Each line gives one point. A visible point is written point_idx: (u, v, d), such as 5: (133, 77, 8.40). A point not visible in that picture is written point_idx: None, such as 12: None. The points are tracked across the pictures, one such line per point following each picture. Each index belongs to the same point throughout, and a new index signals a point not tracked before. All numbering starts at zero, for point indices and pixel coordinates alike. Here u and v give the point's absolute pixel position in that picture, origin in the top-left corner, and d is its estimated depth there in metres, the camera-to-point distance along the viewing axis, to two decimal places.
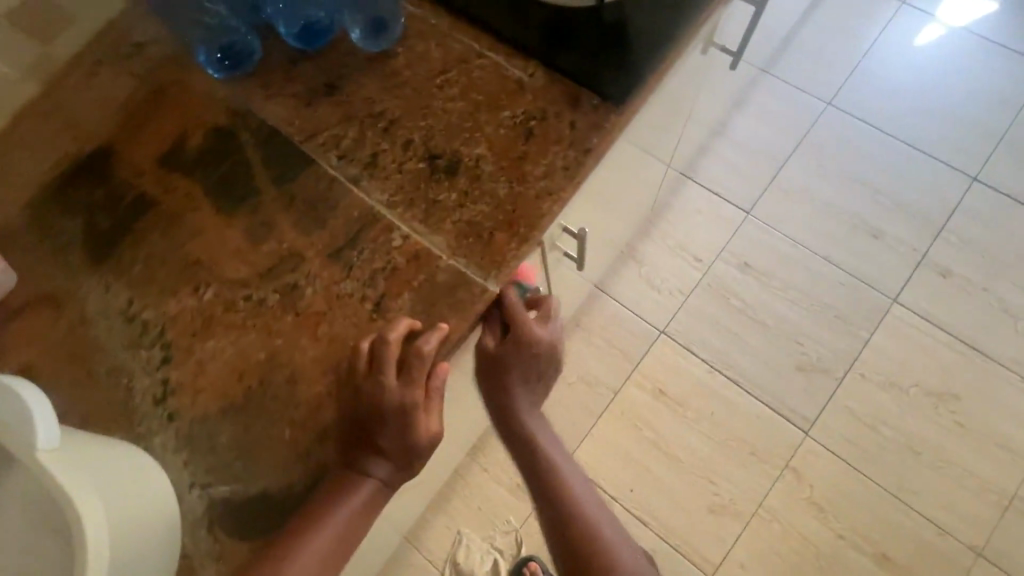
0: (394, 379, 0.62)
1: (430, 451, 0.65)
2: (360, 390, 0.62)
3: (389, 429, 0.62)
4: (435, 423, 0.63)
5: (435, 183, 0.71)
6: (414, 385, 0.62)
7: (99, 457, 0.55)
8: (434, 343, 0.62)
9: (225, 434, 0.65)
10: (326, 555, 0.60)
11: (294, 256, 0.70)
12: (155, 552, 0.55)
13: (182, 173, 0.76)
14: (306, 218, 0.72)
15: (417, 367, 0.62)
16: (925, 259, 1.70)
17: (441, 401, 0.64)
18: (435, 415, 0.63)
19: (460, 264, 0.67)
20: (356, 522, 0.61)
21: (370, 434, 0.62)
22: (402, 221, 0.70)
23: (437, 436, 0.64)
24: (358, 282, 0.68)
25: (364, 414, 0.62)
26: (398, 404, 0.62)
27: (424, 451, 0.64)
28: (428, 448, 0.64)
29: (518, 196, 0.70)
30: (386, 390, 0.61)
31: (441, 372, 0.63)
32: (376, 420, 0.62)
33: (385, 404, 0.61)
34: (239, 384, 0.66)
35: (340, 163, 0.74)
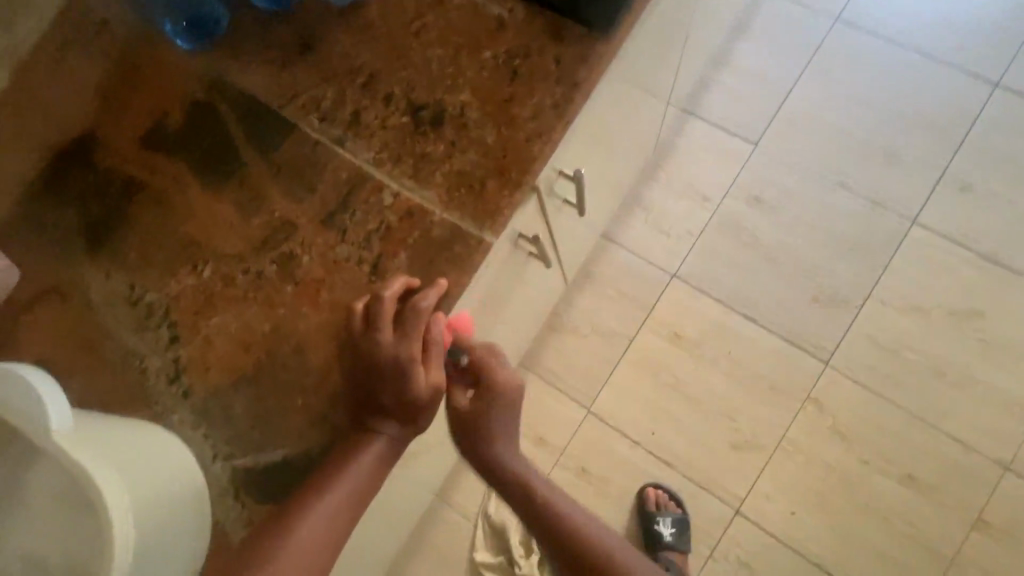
0: (392, 336, 0.62)
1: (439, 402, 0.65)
2: (358, 349, 0.63)
3: (393, 383, 0.63)
4: (438, 375, 0.64)
5: (420, 137, 0.68)
6: (411, 340, 0.62)
7: (128, 439, 0.57)
8: (432, 299, 0.62)
9: (240, 406, 0.66)
10: (336, 510, 0.61)
11: (287, 225, 0.69)
12: (187, 522, 0.58)
13: (165, 152, 0.74)
14: (294, 185, 0.70)
15: (415, 323, 0.62)
16: (945, 175, 1.63)
17: (440, 355, 0.64)
18: (435, 368, 0.64)
19: (454, 217, 0.66)
20: (376, 467, 0.64)
21: (374, 392, 0.63)
22: (390, 179, 0.68)
23: (443, 387, 0.64)
24: (354, 245, 0.67)
25: (367, 371, 0.63)
26: (399, 359, 0.62)
27: (426, 405, 0.65)
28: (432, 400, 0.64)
29: (507, 141, 0.67)
30: (386, 346, 0.62)
31: (439, 323, 0.63)
32: (380, 377, 0.63)
33: (385, 359, 0.62)
34: (248, 357, 0.67)
35: (323, 125, 0.71)
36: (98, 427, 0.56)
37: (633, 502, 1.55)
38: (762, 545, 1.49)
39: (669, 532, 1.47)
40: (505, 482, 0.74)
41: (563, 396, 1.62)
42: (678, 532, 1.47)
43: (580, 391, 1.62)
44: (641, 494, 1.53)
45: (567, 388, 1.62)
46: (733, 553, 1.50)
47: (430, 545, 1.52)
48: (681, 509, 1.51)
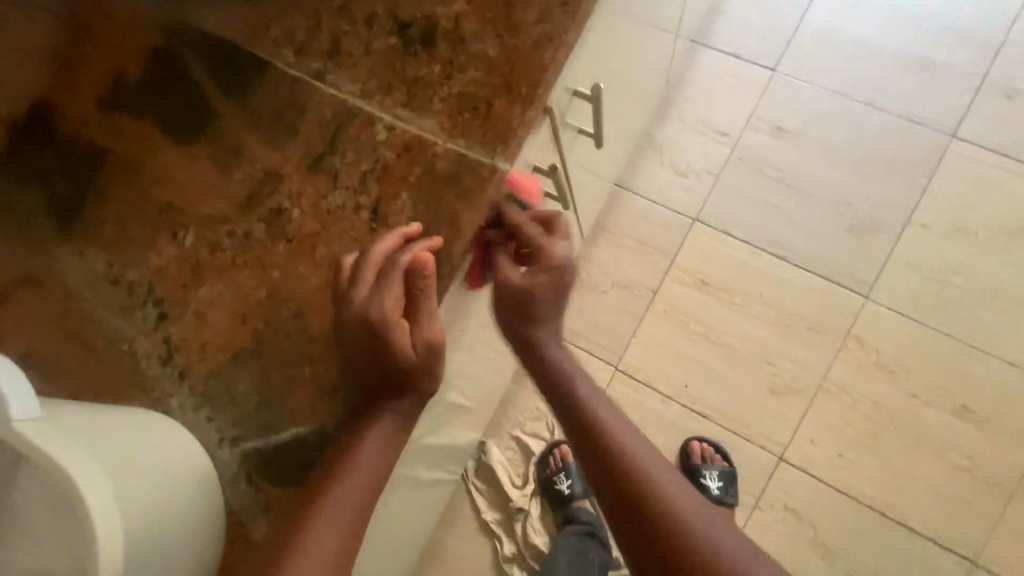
0: (368, 297, 0.56)
1: (437, 362, 0.60)
2: (342, 307, 0.57)
3: (379, 347, 0.58)
4: (429, 335, 0.59)
5: (411, 58, 0.59)
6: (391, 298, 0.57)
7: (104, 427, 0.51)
8: (420, 257, 0.54)
9: (243, 382, 0.59)
10: (354, 503, 0.57)
11: (271, 177, 0.61)
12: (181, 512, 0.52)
13: (128, 112, 0.65)
14: (276, 132, 0.61)
15: (393, 278, 0.56)
16: (985, 82, 1.49)
17: (432, 316, 0.58)
18: (427, 328, 0.58)
19: (459, 146, 0.57)
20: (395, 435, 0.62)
21: (367, 354, 0.58)
22: (382, 111, 0.59)
23: (437, 346, 0.59)
24: (348, 191, 0.59)
25: (348, 337, 0.57)
26: (379, 321, 0.57)
27: (421, 366, 0.60)
28: (426, 361, 0.60)
29: (512, 52, 0.57)
30: (363, 309, 0.56)
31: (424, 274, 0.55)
32: (364, 344, 0.57)
33: (365, 322, 0.56)
34: (245, 329, 0.60)
35: (300, 58, 0.62)
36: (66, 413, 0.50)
37: (677, 456, 1.49)
38: (809, 490, 1.43)
39: (715, 486, 1.41)
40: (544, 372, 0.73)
41: (589, 356, 1.55)
42: (725, 485, 1.41)
43: (606, 349, 1.54)
44: (685, 447, 1.47)
45: (592, 347, 1.55)
46: (779, 501, 1.44)
47: (465, 517, 1.49)
48: (727, 462, 1.45)
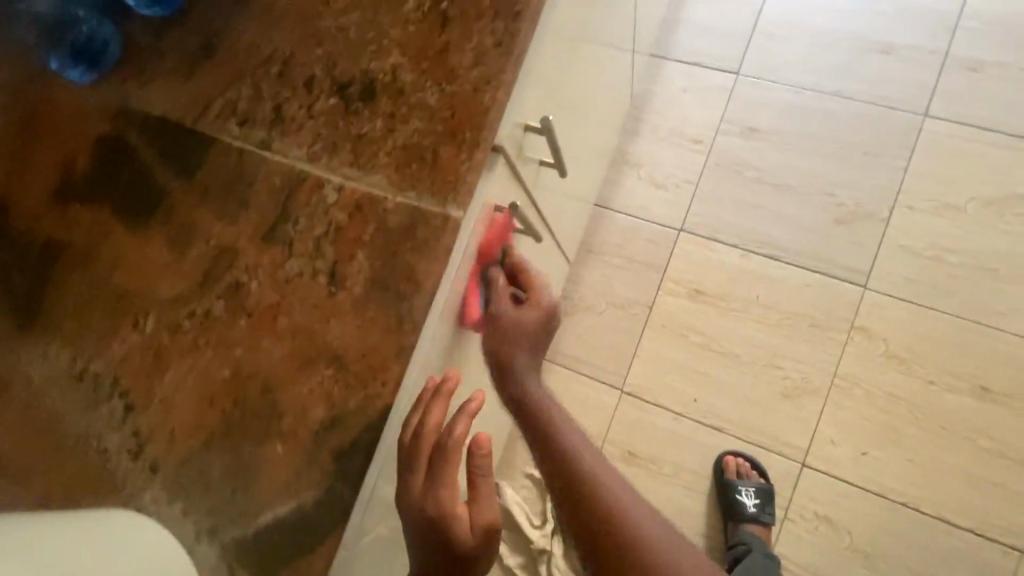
0: (427, 483, 0.56)
1: (495, 544, 0.58)
2: (406, 497, 0.57)
3: (437, 533, 0.56)
4: (489, 516, 0.57)
5: (353, 116, 0.58)
6: (448, 483, 0.56)
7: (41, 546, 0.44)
8: (461, 430, 0.56)
9: (215, 468, 0.56)
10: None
11: (226, 252, 0.60)
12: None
13: (81, 203, 0.65)
14: (227, 206, 0.60)
15: (451, 462, 0.55)
16: (947, 58, 1.49)
17: (489, 489, 0.58)
18: (487, 507, 0.57)
19: (410, 198, 0.55)
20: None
21: (432, 539, 0.57)
22: (330, 172, 0.58)
23: (495, 531, 0.57)
24: (304, 257, 0.57)
25: (410, 525, 0.57)
26: (438, 513, 0.56)
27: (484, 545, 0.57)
28: (486, 548, 0.57)
29: (452, 98, 0.56)
30: (422, 499, 0.56)
31: (483, 451, 0.57)
32: (425, 531, 0.57)
33: (425, 514, 0.56)
34: (213, 412, 0.57)
35: (246, 129, 0.62)
36: (29, 529, 0.46)
37: (710, 473, 1.43)
38: (837, 494, 1.37)
39: (752, 503, 1.34)
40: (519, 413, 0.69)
41: (592, 381, 1.51)
42: (763, 502, 1.35)
43: (608, 372, 1.51)
44: (720, 461, 1.41)
45: (595, 371, 1.52)
46: (809, 509, 1.38)
47: None
48: (764, 479, 1.38)
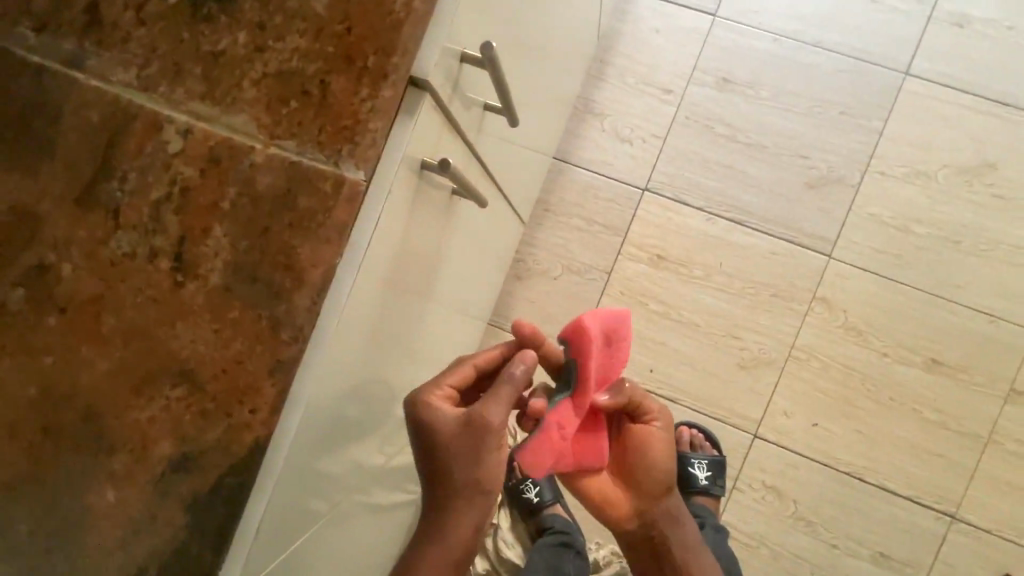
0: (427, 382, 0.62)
1: (485, 443, 0.60)
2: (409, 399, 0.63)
3: (425, 426, 0.60)
4: (481, 417, 0.59)
5: (205, 26, 0.40)
6: (445, 381, 0.62)
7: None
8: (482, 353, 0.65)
9: (21, 521, 0.40)
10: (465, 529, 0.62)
11: (24, 221, 0.41)
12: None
13: None
14: (24, 155, 0.42)
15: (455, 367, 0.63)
16: (935, 11, 1.38)
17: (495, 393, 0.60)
18: (484, 409, 0.59)
19: (287, 152, 0.39)
20: (482, 519, 0.63)
21: (425, 439, 0.60)
22: (173, 109, 0.40)
23: (485, 426, 0.59)
24: (138, 231, 0.40)
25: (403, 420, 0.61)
26: (424, 404, 0.60)
27: (475, 443, 0.59)
28: (472, 445, 0.59)
29: (348, 5, 0.39)
30: (419, 391, 0.61)
31: (520, 362, 0.60)
32: (413, 424, 0.60)
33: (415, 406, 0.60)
34: (13, 447, 0.41)
35: (45, 38, 0.42)
36: None
37: None
38: (785, 465, 1.36)
39: (703, 476, 1.29)
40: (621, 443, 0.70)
41: None
42: (714, 475, 1.30)
43: None
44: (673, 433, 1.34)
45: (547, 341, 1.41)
46: (757, 480, 1.36)
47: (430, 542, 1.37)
48: (716, 450, 1.33)
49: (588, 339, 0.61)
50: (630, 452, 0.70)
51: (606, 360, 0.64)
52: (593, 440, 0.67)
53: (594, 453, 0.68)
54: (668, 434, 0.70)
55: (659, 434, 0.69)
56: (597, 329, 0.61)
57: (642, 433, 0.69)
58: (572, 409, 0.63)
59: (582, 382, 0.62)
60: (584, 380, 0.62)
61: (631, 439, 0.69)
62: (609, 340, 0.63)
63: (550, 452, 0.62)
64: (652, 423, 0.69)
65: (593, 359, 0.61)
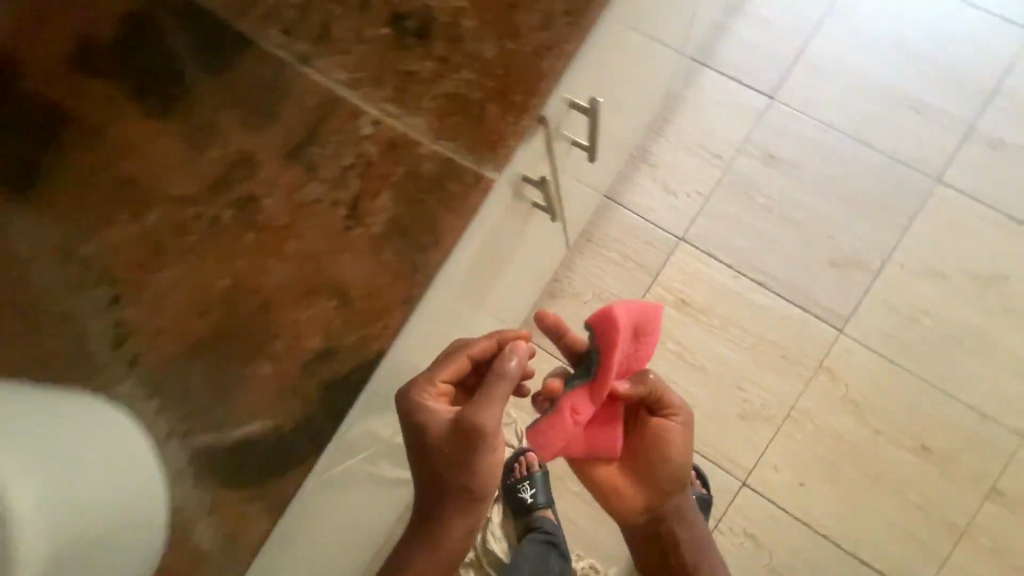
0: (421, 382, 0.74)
1: (478, 439, 0.72)
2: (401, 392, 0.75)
3: (422, 418, 0.73)
4: (473, 414, 0.71)
5: (405, 51, 0.56)
6: (438, 379, 0.75)
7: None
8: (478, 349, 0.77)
9: (197, 375, 0.55)
10: (464, 501, 0.77)
11: (247, 163, 0.58)
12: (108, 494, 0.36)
13: (91, 72, 0.60)
14: (256, 117, 0.58)
15: (448, 366, 0.76)
16: (973, 130, 1.52)
17: (485, 393, 0.72)
18: (476, 408, 0.71)
19: (446, 149, 0.54)
20: (475, 498, 0.77)
21: (423, 428, 0.73)
22: (370, 105, 0.56)
23: (478, 425, 0.71)
24: (327, 184, 0.56)
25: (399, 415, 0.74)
26: (418, 401, 0.73)
27: (469, 436, 0.72)
28: (465, 438, 0.72)
29: (509, 57, 0.56)
30: (414, 389, 0.74)
31: (510, 362, 0.73)
32: (409, 418, 0.73)
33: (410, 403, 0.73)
34: (204, 320, 0.56)
35: (288, 39, 0.59)
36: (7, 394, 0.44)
37: None
38: (768, 517, 1.44)
39: None
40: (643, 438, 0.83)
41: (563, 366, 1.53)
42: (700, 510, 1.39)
43: None
44: None
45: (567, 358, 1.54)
46: (739, 525, 1.44)
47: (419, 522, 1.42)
48: (706, 489, 1.42)
49: (614, 330, 0.72)
50: (646, 441, 0.83)
51: (628, 356, 0.75)
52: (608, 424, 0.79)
53: (609, 436, 0.80)
54: (681, 429, 0.82)
55: (676, 433, 0.82)
56: (627, 327, 0.72)
57: (659, 427, 0.81)
58: (589, 397, 0.74)
59: (602, 374, 0.73)
60: (603, 373, 0.73)
61: (649, 430, 0.82)
62: (635, 338, 0.74)
63: (564, 429, 0.75)
64: (667, 418, 0.82)
65: (612, 358, 0.72)
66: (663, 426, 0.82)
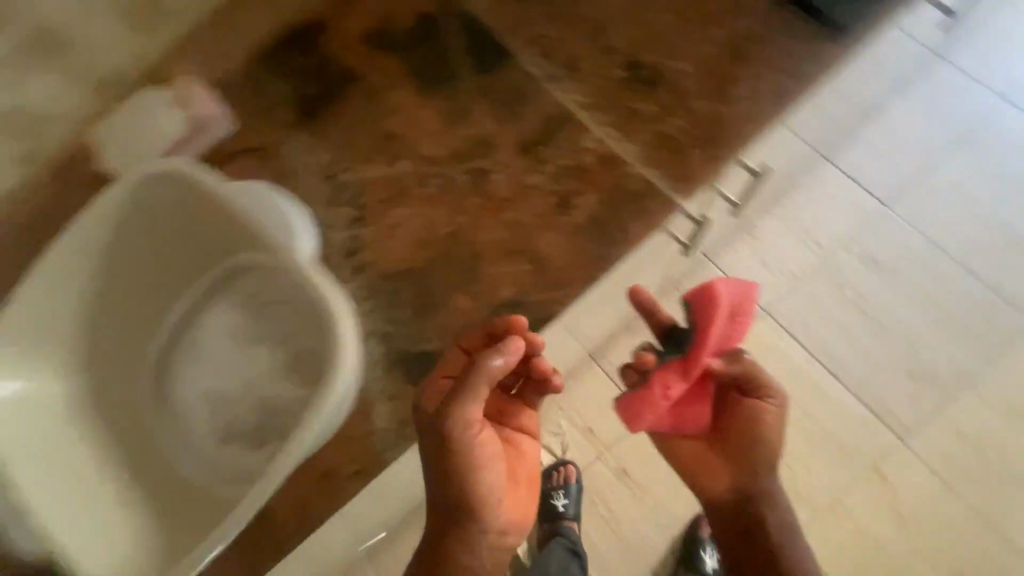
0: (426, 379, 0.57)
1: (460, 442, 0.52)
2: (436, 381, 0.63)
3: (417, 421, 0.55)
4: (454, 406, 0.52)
5: (634, 93, 0.72)
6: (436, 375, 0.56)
7: (133, 292, 0.72)
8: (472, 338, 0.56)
9: (406, 292, 0.71)
10: (468, 541, 0.54)
11: (487, 145, 0.74)
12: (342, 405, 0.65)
13: (386, 53, 0.80)
14: (502, 114, 0.75)
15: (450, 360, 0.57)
16: None
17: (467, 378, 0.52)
18: (457, 399, 0.52)
19: (649, 173, 0.68)
20: (477, 532, 0.54)
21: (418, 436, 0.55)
22: (596, 126, 0.72)
23: (456, 419, 0.52)
24: (546, 176, 0.71)
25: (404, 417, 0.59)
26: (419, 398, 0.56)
27: (452, 437, 0.52)
28: (449, 442, 0.52)
29: (717, 116, 0.69)
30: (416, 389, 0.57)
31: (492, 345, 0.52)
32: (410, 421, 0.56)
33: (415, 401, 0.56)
34: (422, 253, 0.72)
35: (542, 61, 0.75)
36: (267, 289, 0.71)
37: None
38: None
39: None
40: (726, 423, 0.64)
41: None
42: None
43: None
44: None
45: None
46: None
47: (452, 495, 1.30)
48: None
49: (713, 303, 0.58)
50: (737, 426, 0.63)
51: (727, 331, 0.60)
52: (697, 410, 0.62)
53: (694, 419, 0.63)
54: (779, 416, 0.62)
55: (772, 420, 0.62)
56: (727, 294, 0.59)
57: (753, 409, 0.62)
58: (681, 373, 0.59)
59: (696, 346, 0.59)
60: (700, 343, 0.59)
61: (740, 414, 0.63)
62: (734, 311, 0.60)
63: (651, 409, 0.59)
64: (766, 400, 0.62)
65: (709, 329, 0.58)
66: (757, 410, 0.62)
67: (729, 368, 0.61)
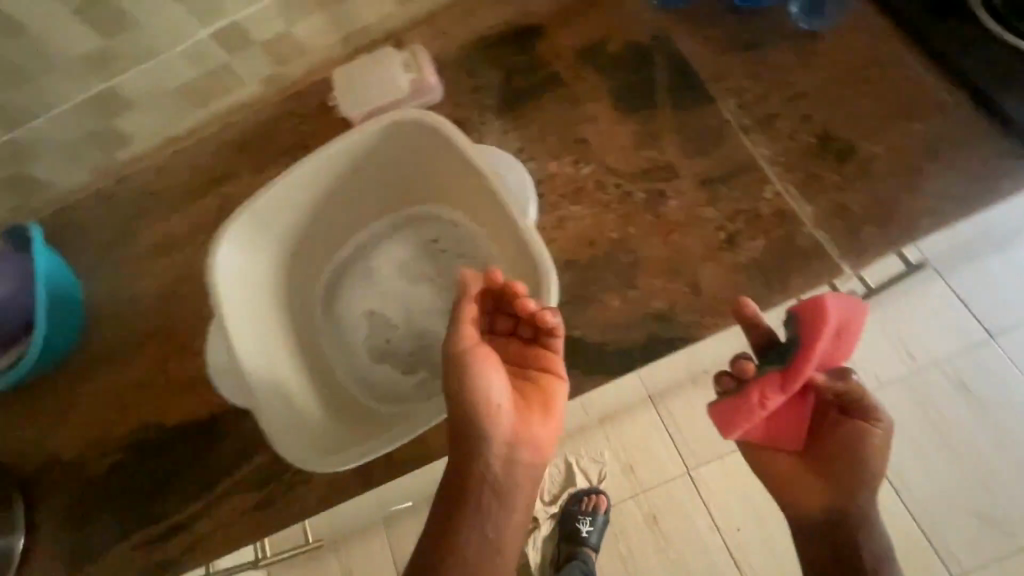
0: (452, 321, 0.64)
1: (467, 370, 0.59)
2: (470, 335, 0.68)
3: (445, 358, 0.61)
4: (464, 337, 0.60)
5: (821, 161, 0.77)
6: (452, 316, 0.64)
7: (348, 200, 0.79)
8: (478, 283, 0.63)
9: (564, 279, 0.78)
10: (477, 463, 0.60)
11: (670, 171, 0.81)
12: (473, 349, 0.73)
13: (594, 68, 0.88)
14: (690, 148, 0.81)
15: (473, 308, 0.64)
16: None
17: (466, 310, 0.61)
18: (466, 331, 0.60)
19: (820, 235, 0.73)
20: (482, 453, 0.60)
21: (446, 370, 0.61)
22: (778, 180, 0.77)
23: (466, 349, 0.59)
24: (720, 213, 0.77)
25: None
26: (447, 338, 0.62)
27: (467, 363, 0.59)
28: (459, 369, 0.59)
29: (897, 202, 0.73)
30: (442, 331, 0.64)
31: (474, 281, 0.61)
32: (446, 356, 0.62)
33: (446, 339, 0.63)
34: (587, 250, 0.79)
35: (739, 112, 0.82)
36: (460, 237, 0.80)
37: None
38: None
39: None
40: (830, 441, 0.68)
41: None
42: None
43: None
44: None
45: None
46: None
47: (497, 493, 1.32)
48: None
49: (822, 322, 0.58)
50: (840, 447, 0.67)
51: (830, 348, 0.61)
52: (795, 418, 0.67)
53: (796, 431, 0.68)
54: (883, 438, 0.67)
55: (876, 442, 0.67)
56: (834, 312, 0.59)
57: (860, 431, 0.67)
58: (782, 384, 0.59)
59: (801, 361, 0.59)
60: (803, 360, 0.59)
61: (845, 434, 0.67)
62: (840, 330, 0.60)
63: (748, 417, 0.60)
64: (871, 425, 0.67)
65: (814, 343, 0.58)
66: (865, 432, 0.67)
67: (829, 382, 0.63)
